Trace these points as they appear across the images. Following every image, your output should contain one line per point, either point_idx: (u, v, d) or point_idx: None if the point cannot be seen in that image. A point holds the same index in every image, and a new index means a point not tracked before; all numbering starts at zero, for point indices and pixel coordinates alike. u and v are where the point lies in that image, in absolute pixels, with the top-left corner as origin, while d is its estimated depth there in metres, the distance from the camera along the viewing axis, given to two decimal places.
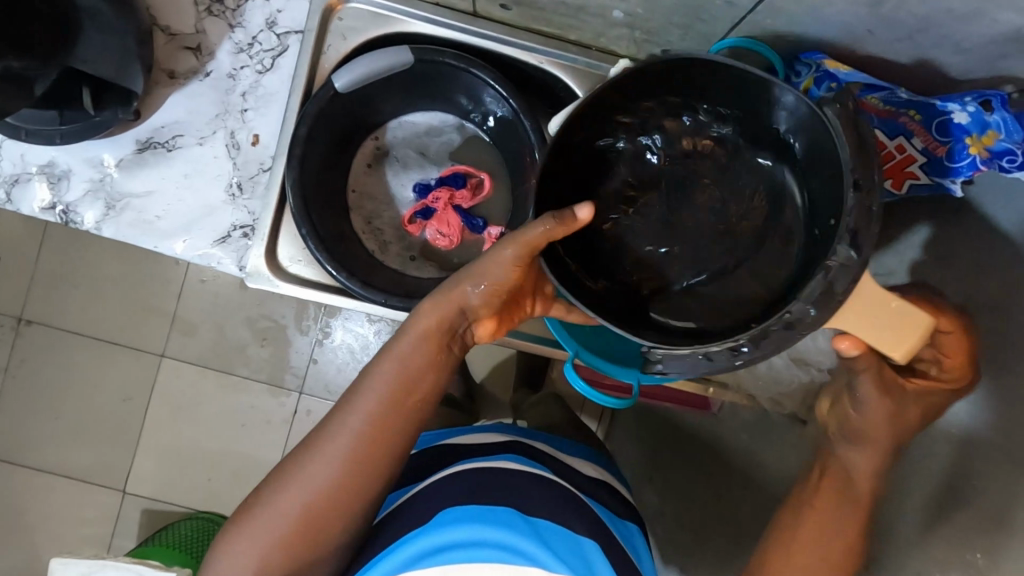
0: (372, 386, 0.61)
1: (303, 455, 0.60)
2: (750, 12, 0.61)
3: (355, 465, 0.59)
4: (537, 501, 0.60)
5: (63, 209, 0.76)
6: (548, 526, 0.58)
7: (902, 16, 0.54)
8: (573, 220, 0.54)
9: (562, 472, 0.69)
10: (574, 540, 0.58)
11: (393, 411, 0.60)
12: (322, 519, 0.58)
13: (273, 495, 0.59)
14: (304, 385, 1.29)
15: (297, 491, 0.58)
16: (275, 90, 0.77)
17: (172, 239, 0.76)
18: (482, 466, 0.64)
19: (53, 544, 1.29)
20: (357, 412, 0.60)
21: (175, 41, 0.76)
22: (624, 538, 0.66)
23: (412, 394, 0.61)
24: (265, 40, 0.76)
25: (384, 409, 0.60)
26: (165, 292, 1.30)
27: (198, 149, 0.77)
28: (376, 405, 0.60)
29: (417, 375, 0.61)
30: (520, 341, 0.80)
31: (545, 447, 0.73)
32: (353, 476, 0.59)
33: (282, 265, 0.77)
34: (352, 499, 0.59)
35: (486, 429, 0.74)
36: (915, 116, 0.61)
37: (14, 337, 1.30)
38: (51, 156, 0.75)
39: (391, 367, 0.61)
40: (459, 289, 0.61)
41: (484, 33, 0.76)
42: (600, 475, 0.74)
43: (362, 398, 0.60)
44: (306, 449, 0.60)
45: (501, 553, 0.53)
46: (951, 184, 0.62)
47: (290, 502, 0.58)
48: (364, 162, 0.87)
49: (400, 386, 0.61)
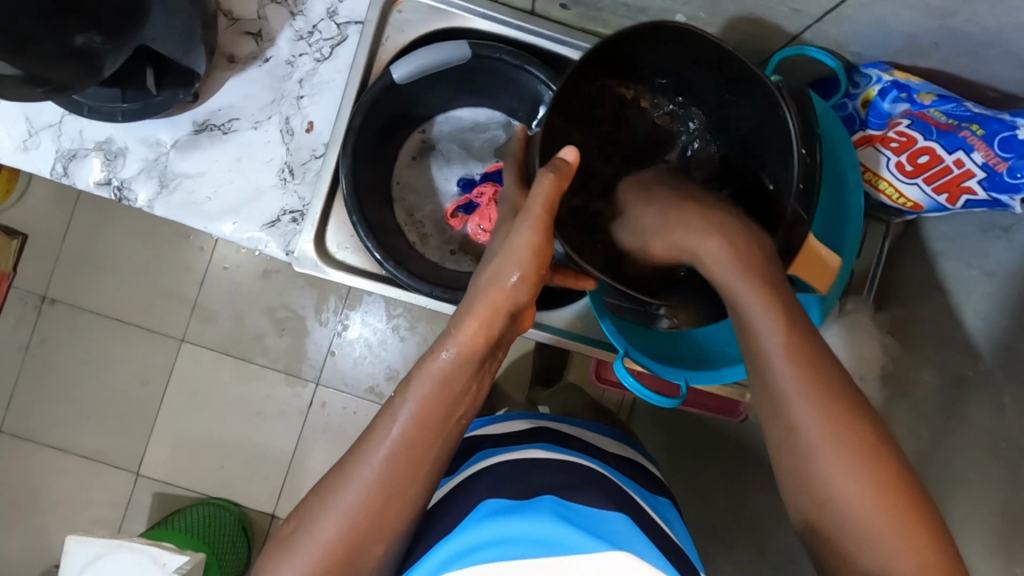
0: (403, 403, 0.53)
1: (330, 484, 0.52)
2: (816, 21, 0.62)
3: (395, 488, 0.51)
4: (570, 484, 0.60)
5: (118, 185, 0.77)
6: (579, 512, 0.55)
7: (971, 29, 0.56)
8: (569, 167, 0.56)
9: (597, 456, 0.70)
10: (607, 520, 0.56)
11: (429, 424, 0.52)
12: (362, 549, 0.50)
13: (300, 542, 0.50)
14: (321, 377, 1.30)
15: (327, 530, 0.49)
16: (332, 78, 0.78)
17: (221, 221, 0.77)
18: (507, 457, 0.64)
19: (63, 524, 1.30)
20: (389, 431, 0.52)
21: (237, 26, 0.77)
22: (659, 511, 0.66)
23: (451, 401, 0.53)
24: (325, 29, 0.78)
25: (418, 423, 0.52)
26: (188, 278, 1.31)
27: (252, 133, 0.78)
28: (413, 418, 0.52)
29: (457, 379, 0.54)
30: (566, 340, 0.80)
31: (573, 430, 0.74)
32: (395, 500, 0.51)
33: (330, 252, 0.78)
34: (389, 526, 0.51)
35: (513, 417, 0.75)
36: (977, 130, 0.62)
37: (37, 315, 1.31)
38: (108, 133, 0.77)
39: (426, 378, 0.53)
40: (495, 283, 0.56)
41: (540, 32, 0.77)
42: (627, 454, 0.75)
43: (393, 418, 0.53)
44: (334, 476, 0.52)
45: (534, 546, 0.51)
46: (1009, 200, 0.61)
47: (322, 546, 0.49)
48: (410, 155, 0.88)
49: (438, 395, 0.53)
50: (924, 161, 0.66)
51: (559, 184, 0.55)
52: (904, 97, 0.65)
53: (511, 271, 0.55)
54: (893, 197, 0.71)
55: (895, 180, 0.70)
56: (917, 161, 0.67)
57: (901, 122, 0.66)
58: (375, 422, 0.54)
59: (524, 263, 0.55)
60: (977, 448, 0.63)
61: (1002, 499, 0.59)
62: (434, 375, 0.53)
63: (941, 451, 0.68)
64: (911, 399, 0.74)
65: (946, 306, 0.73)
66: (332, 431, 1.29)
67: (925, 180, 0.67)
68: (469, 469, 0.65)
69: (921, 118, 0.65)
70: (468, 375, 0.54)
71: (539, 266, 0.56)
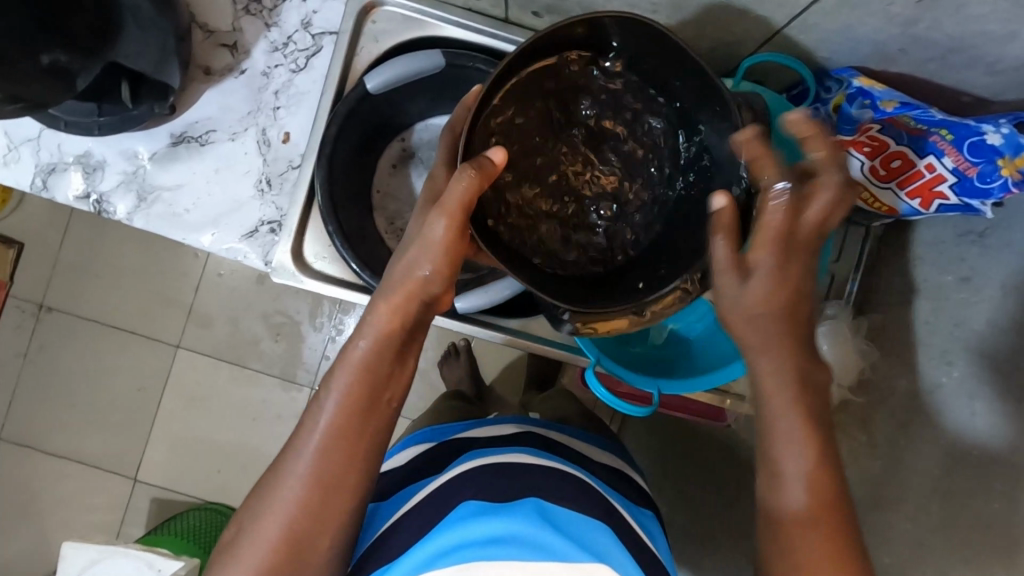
0: (327, 397, 0.52)
1: (267, 483, 0.52)
2: (783, 28, 0.62)
3: (331, 483, 0.51)
4: (552, 488, 0.60)
5: (97, 199, 0.78)
6: (563, 517, 0.56)
7: (937, 36, 0.55)
8: (495, 167, 0.52)
9: (577, 460, 0.69)
10: (588, 526, 0.57)
11: (352, 419, 0.52)
12: (308, 544, 0.51)
13: (241, 545, 0.50)
14: (316, 382, 1.30)
15: (270, 527, 0.50)
16: (307, 89, 0.78)
17: (200, 232, 0.78)
18: (493, 458, 0.63)
19: (63, 530, 1.31)
20: (317, 424, 0.52)
21: (212, 38, 0.77)
22: (639, 520, 0.66)
23: (375, 390, 0.53)
24: (300, 40, 0.78)
25: (343, 419, 0.52)
26: (183, 284, 1.31)
27: (229, 145, 0.78)
28: (338, 414, 0.52)
29: (379, 367, 0.53)
30: (521, 340, 0.80)
31: (559, 436, 0.73)
32: (331, 498, 0.51)
33: (308, 262, 0.78)
34: (330, 518, 0.51)
35: (502, 421, 0.74)
36: (946, 136, 0.62)
37: (35, 322, 1.32)
38: (87, 147, 0.77)
39: (349, 374, 0.52)
40: (407, 273, 0.54)
41: (515, 40, 0.78)
42: (613, 464, 0.74)
43: (320, 411, 0.52)
44: (270, 477, 0.52)
45: (518, 552, 0.52)
46: (980, 205, 0.62)
47: (265, 545, 0.50)
48: (390, 163, 0.88)
49: (362, 391, 0.52)
50: (897, 166, 0.66)
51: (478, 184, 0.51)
52: (869, 104, 0.64)
53: (424, 262, 0.53)
54: (868, 203, 0.71)
55: (871, 186, 0.69)
56: (891, 166, 0.67)
57: (872, 128, 0.66)
58: (304, 418, 0.53)
59: (445, 252, 0.53)
60: (953, 453, 0.63)
61: (975, 508, 0.59)
62: (353, 370, 0.52)
63: (920, 460, 0.67)
64: (888, 403, 0.75)
65: (924, 311, 0.72)
66: None
67: (899, 184, 0.67)
68: (448, 473, 0.63)
69: (892, 124, 0.65)
70: (390, 363, 0.53)
71: (455, 257, 0.54)
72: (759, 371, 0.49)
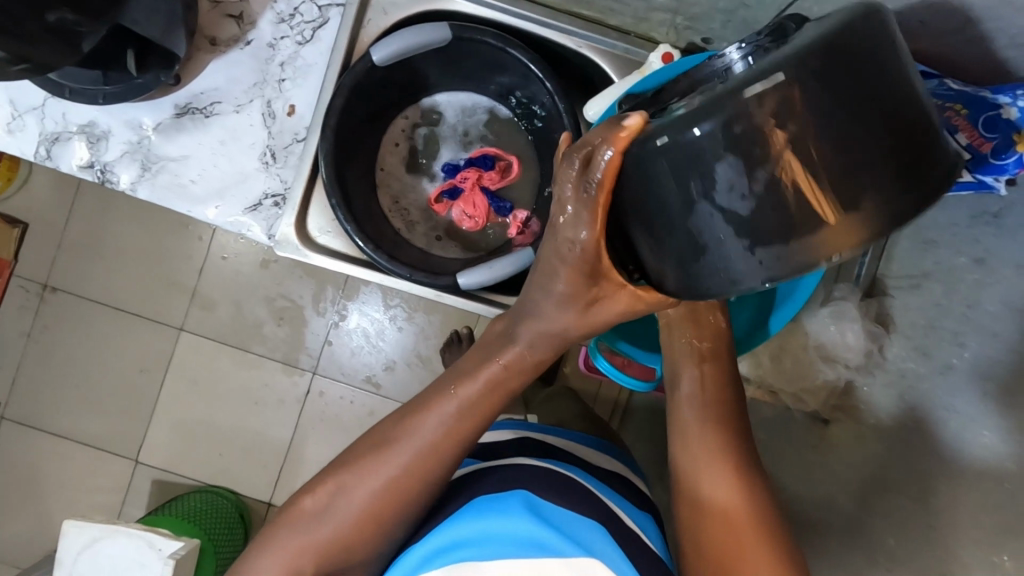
0: (446, 402, 0.58)
1: (365, 458, 0.57)
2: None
3: (423, 477, 0.57)
4: (539, 484, 0.59)
5: (101, 168, 0.77)
6: (553, 512, 0.55)
7: None
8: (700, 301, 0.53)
9: (577, 463, 0.69)
10: (578, 526, 0.55)
11: (463, 433, 0.58)
12: (383, 523, 0.56)
13: (326, 513, 0.56)
14: (318, 366, 1.30)
15: (354, 506, 0.56)
16: (314, 62, 0.78)
17: (205, 205, 0.77)
18: (485, 471, 0.63)
19: (64, 510, 1.31)
20: (429, 423, 0.57)
21: (218, 8, 0.77)
22: (644, 527, 0.64)
23: (489, 408, 0.59)
24: (307, 11, 0.77)
25: (457, 430, 0.57)
26: (187, 267, 1.31)
27: (234, 117, 0.78)
28: (449, 426, 0.57)
29: (497, 386, 0.59)
30: None
31: (558, 441, 0.72)
32: (419, 492, 0.57)
33: (311, 236, 0.77)
34: (410, 502, 0.57)
35: (500, 427, 0.74)
36: (961, 111, 0.62)
37: (39, 303, 1.32)
38: (92, 116, 0.77)
39: (470, 390, 0.58)
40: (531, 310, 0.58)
41: (525, 14, 0.77)
42: (614, 467, 0.73)
43: (435, 411, 0.58)
44: (367, 456, 0.57)
45: (507, 546, 0.51)
46: (993, 181, 0.62)
47: (347, 517, 0.56)
48: (393, 140, 0.88)
49: (480, 407, 0.58)
50: None
51: (597, 248, 0.51)
52: None
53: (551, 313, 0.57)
54: None
55: None
56: None
57: None
58: (420, 409, 0.59)
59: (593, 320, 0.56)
60: None
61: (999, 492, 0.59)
62: (480, 385, 0.58)
63: None
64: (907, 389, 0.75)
65: (937, 292, 0.74)
66: (330, 421, 1.29)
67: None
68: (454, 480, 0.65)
69: None
70: (504, 392, 0.59)
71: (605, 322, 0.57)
72: (683, 390, 0.61)
